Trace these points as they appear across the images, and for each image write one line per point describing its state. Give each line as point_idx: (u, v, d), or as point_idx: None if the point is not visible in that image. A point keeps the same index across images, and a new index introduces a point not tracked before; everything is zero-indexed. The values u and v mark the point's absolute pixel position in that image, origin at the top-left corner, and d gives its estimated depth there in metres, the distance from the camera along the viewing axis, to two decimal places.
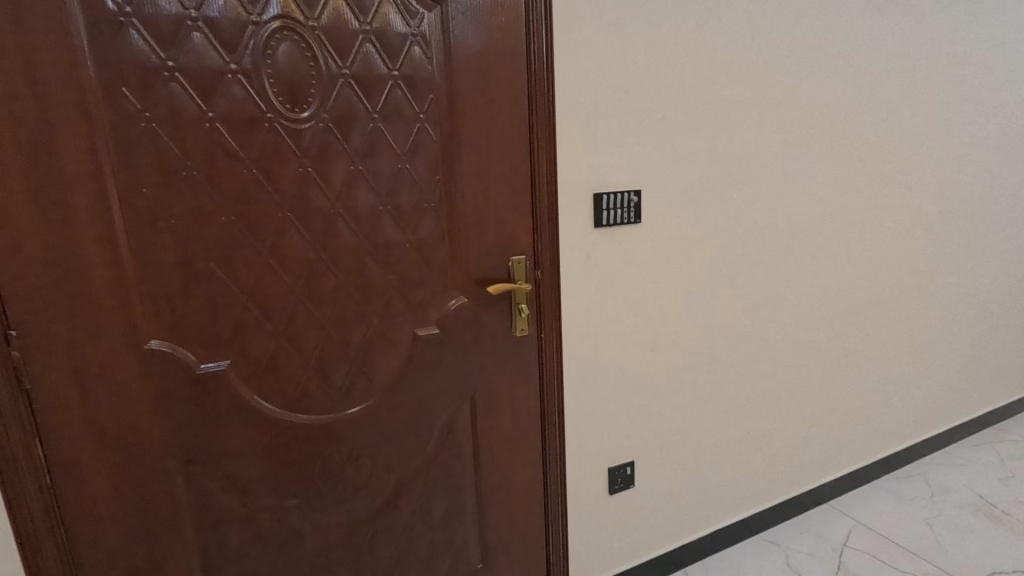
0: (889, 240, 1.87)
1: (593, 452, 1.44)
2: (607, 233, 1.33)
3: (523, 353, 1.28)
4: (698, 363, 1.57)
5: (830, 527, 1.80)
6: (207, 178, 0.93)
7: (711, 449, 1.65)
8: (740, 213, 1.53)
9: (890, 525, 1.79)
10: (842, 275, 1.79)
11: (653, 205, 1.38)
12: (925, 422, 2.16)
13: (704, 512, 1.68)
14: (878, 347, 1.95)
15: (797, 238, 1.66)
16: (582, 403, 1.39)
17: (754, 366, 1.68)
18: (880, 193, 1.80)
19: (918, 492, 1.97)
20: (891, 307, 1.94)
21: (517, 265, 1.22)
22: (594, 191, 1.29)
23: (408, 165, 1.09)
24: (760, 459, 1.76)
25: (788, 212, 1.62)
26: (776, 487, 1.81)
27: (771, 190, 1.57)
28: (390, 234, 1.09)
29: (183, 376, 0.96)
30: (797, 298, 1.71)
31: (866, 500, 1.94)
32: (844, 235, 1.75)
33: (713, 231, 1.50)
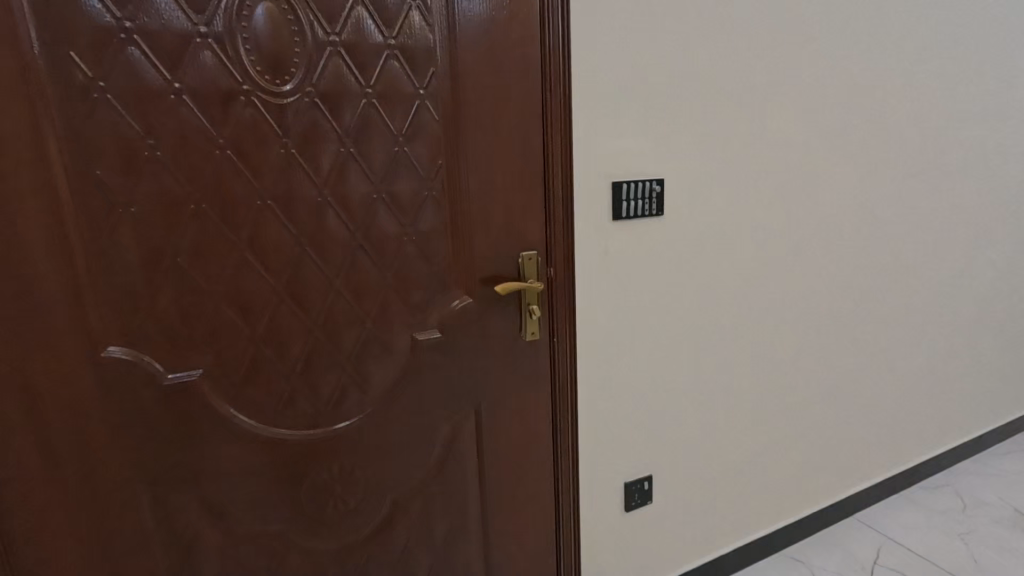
0: (921, 237, 1.75)
1: (608, 467, 1.32)
2: (626, 227, 1.21)
3: (533, 359, 1.16)
4: (720, 368, 1.45)
5: (858, 543, 1.68)
6: (174, 159, 0.80)
7: (733, 459, 1.53)
8: (767, 206, 1.41)
9: (922, 542, 1.67)
10: (871, 274, 1.67)
11: (675, 196, 1.26)
12: (954, 430, 2.04)
13: (723, 527, 1.56)
14: (906, 351, 1.83)
15: (825, 234, 1.54)
16: (596, 414, 1.27)
17: (778, 371, 1.56)
18: (912, 186, 1.67)
19: (949, 505, 1.85)
20: (920, 308, 1.82)
21: (529, 261, 1.09)
22: (614, 180, 1.17)
23: (406, 148, 0.96)
24: (784, 469, 1.64)
25: (816, 207, 1.50)
26: (800, 500, 1.69)
27: (800, 181, 1.45)
28: (385, 226, 0.97)
29: (148, 386, 0.84)
30: (824, 299, 1.59)
31: (895, 512, 1.82)
32: (874, 232, 1.63)
33: (738, 225, 1.37)
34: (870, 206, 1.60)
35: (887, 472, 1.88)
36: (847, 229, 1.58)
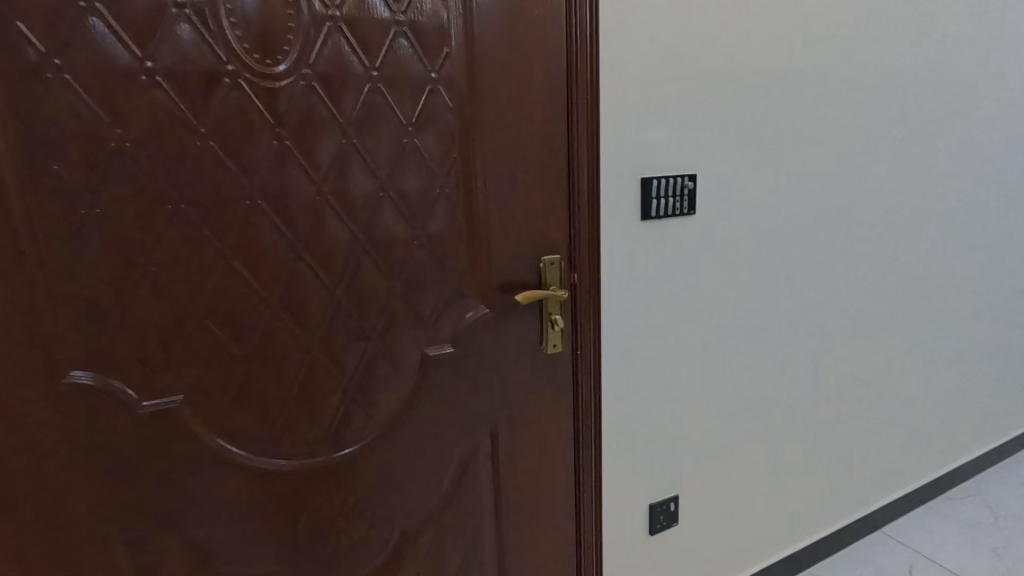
0: (954, 237, 1.65)
1: (631, 488, 1.21)
2: (655, 227, 1.10)
3: (554, 373, 1.05)
4: (748, 377, 1.34)
5: (888, 560, 1.59)
6: (148, 152, 0.69)
7: (760, 474, 1.43)
8: (800, 205, 1.31)
9: (956, 558, 1.59)
10: (903, 277, 1.57)
11: (707, 193, 1.15)
12: (981, 436, 1.95)
13: (748, 547, 1.46)
14: (937, 356, 1.74)
15: (858, 235, 1.44)
16: (620, 432, 1.16)
17: (808, 379, 1.46)
18: (947, 183, 1.58)
19: (979, 517, 1.76)
20: (951, 311, 1.73)
21: (552, 266, 0.98)
22: (643, 176, 1.06)
23: (416, 140, 0.85)
24: (812, 483, 1.55)
25: (850, 205, 1.40)
26: (828, 515, 1.60)
27: (835, 177, 1.35)
28: (393, 227, 0.85)
29: (122, 414, 0.73)
30: (855, 303, 1.49)
31: (924, 525, 1.73)
32: (907, 231, 1.54)
33: (770, 225, 1.27)
34: (905, 204, 1.51)
35: (915, 482, 1.79)
36: (880, 229, 1.48)
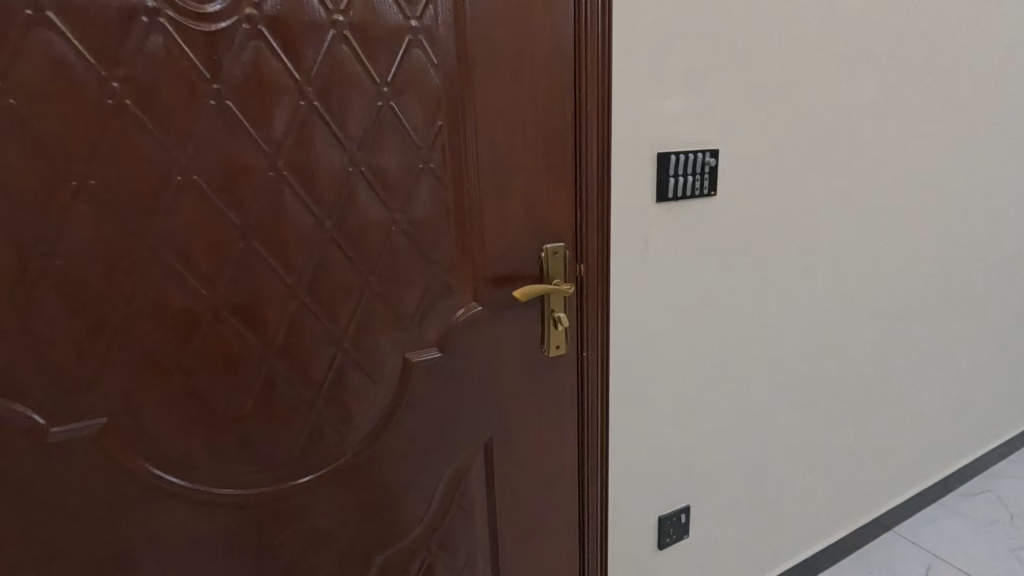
0: (978, 221, 1.53)
1: (638, 500, 1.10)
2: (671, 210, 0.96)
3: (557, 378, 0.92)
4: (765, 374, 1.23)
5: (902, 562, 1.51)
6: (44, 113, 0.53)
7: (774, 477, 1.33)
8: (823, 185, 1.18)
9: (973, 561, 1.51)
10: (926, 263, 1.45)
11: (728, 171, 1.02)
12: (996, 428, 1.86)
13: (758, 553, 1.37)
14: (955, 347, 1.63)
15: (880, 217, 1.32)
16: (628, 440, 1.05)
17: (825, 374, 1.36)
18: (974, 161, 1.46)
19: (994, 515, 1.67)
20: (972, 300, 1.62)
21: (555, 256, 0.85)
22: (659, 151, 0.92)
23: (393, 103, 0.70)
24: (826, 484, 1.45)
25: (874, 186, 1.27)
26: (840, 517, 1.50)
27: (860, 154, 1.22)
28: (366, 210, 0.71)
29: (29, 443, 0.59)
30: (876, 292, 1.38)
31: (938, 525, 1.64)
32: (933, 212, 1.42)
33: (792, 208, 1.14)
34: (931, 184, 1.39)
35: (929, 480, 1.70)
36: (904, 211, 1.36)
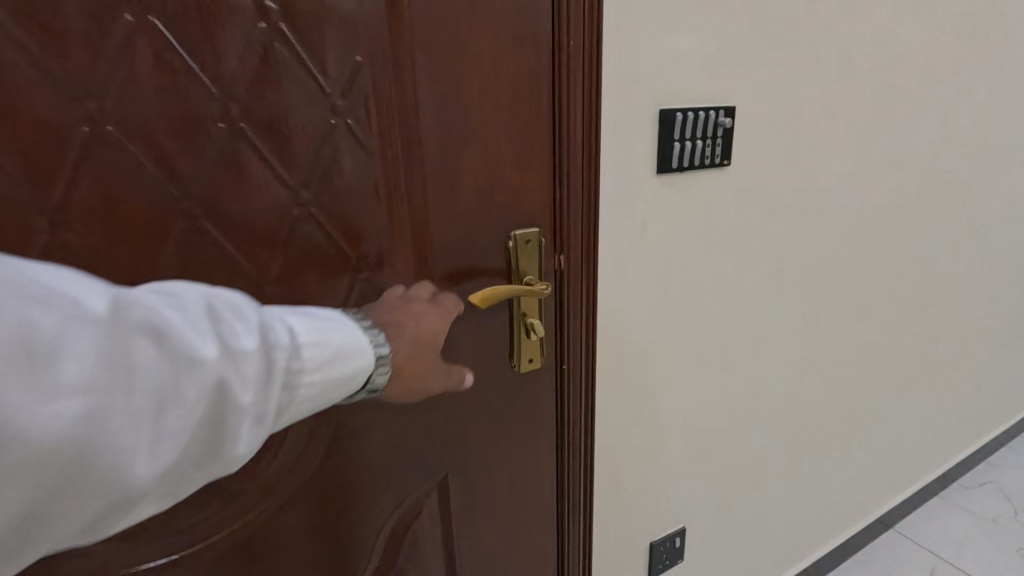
0: (1015, 189, 1.34)
1: (624, 525, 0.95)
2: (674, 183, 0.76)
3: (529, 396, 0.74)
4: (777, 373, 1.05)
5: (905, 565, 1.39)
6: None
7: (779, 483, 1.18)
8: (855, 147, 0.97)
9: (978, 561, 1.40)
10: (955, 238, 1.26)
11: (745, 134, 0.81)
12: (1005, 415, 1.74)
13: (754, 566, 1.23)
14: (975, 332, 1.47)
15: (914, 186, 1.11)
16: (615, 461, 0.88)
17: (842, 368, 1.18)
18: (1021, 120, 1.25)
19: (998, 509, 1.56)
20: (1000, 279, 1.44)
21: (527, 245, 0.65)
22: (661, 108, 0.71)
23: (285, 26, 0.47)
24: (835, 486, 1.31)
25: (911, 148, 1.07)
26: (842, 520, 1.37)
27: (898, 110, 1.01)
28: (256, 185, 0.49)
29: None
30: (901, 274, 1.19)
31: (940, 521, 1.52)
32: (970, 181, 1.22)
33: (817, 177, 0.94)
34: (973, 146, 1.18)
35: (934, 473, 1.57)
36: (943, 180, 1.16)
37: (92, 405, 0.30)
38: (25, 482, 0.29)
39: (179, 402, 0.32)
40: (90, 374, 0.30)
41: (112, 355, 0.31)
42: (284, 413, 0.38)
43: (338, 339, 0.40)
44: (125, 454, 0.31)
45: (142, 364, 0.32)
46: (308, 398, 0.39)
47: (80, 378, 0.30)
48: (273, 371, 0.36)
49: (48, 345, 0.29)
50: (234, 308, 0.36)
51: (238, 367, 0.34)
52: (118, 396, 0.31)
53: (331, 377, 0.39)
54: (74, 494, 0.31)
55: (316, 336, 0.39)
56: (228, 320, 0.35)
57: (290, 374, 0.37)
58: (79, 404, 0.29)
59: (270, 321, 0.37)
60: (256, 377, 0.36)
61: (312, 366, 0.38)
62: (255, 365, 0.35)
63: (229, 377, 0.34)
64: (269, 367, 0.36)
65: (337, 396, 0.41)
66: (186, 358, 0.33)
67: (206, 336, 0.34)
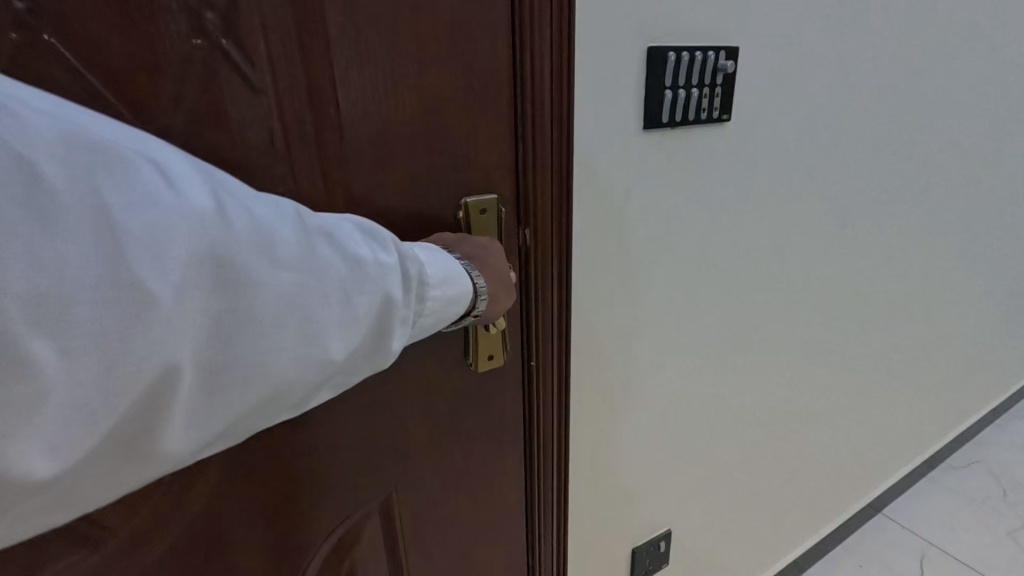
0: None
1: (604, 535, 0.84)
2: (663, 142, 0.63)
3: (490, 396, 0.62)
4: (782, 363, 0.92)
5: (895, 552, 1.33)
6: None
7: (778, 480, 1.07)
8: (884, 102, 0.82)
9: (969, 546, 1.34)
10: (978, 210, 1.13)
11: (755, 80, 0.66)
12: (993, 392, 1.67)
13: (746, 568, 1.13)
14: (981, 311, 1.36)
15: (943, 151, 0.96)
16: (594, 466, 0.77)
17: (853, 355, 1.05)
18: None
19: (986, 491, 1.51)
20: (1010, 253, 1.32)
21: (481, 217, 0.52)
22: (650, 47, 0.58)
23: None
24: (830, 476, 1.21)
25: (943, 103, 0.91)
26: (832, 509, 1.29)
27: (932, 59, 0.86)
28: None
29: None
30: (921, 251, 1.05)
31: (929, 504, 1.46)
32: (999, 143, 1.08)
33: (842, 139, 0.79)
34: (1005, 104, 1.03)
35: (922, 454, 1.51)
36: (970, 142, 1.01)
37: (297, 289, 0.29)
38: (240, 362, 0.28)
39: (355, 300, 0.32)
40: (297, 262, 0.30)
41: (310, 248, 0.31)
42: (413, 331, 0.38)
43: (446, 256, 0.41)
44: (325, 338, 0.31)
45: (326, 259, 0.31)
46: (433, 317, 0.39)
47: (289, 262, 0.29)
48: (414, 284, 0.36)
49: (264, 232, 0.29)
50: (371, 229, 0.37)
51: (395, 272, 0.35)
52: (314, 286, 0.30)
53: (450, 297, 0.40)
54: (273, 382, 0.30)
55: (435, 259, 0.39)
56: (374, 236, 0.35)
57: (423, 289, 0.37)
58: (296, 287, 0.29)
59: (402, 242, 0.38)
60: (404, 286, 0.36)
61: (437, 284, 0.39)
62: (403, 276, 0.35)
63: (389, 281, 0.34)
64: (412, 280, 0.36)
65: (448, 319, 0.41)
66: (358, 257, 0.33)
67: (367, 245, 0.34)
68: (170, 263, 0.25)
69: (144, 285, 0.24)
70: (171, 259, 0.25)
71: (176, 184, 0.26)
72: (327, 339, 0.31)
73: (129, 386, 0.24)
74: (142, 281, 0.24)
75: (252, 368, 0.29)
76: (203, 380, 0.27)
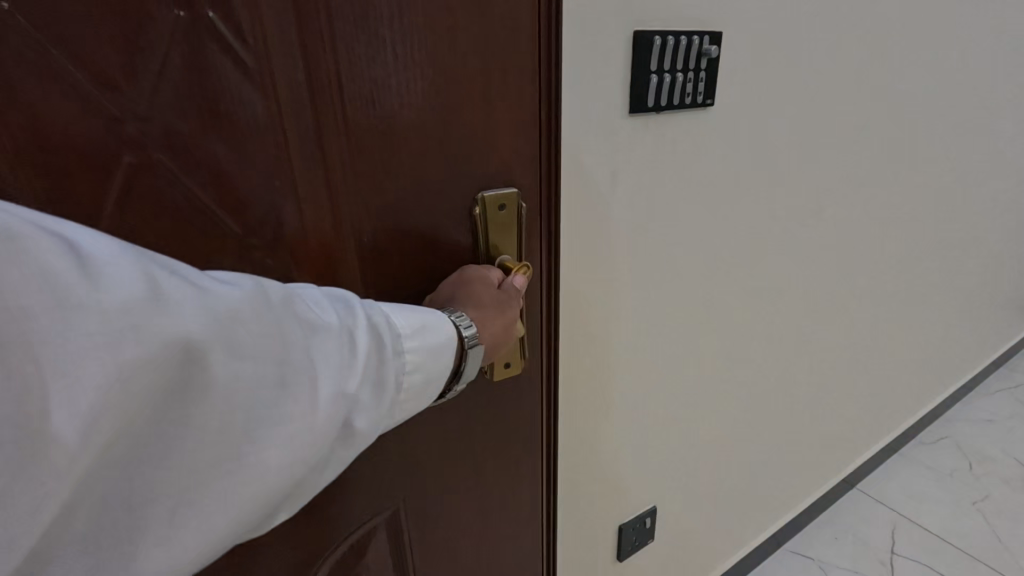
0: (998, 144, 1.27)
1: (593, 516, 0.86)
2: (649, 125, 0.63)
3: (507, 402, 0.60)
4: (756, 343, 0.96)
5: (870, 524, 1.36)
6: None
7: (756, 455, 1.11)
8: (851, 90, 0.85)
9: (937, 514, 1.38)
10: (940, 195, 1.18)
11: (734, 64, 0.67)
12: (966, 370, 1.73)
13: (727, 541, 1.18)
14: (951, 289, 1.42)
15: (908, 131, 1.00)
16: (584, 452, 0.79)
17: (821, 333, 1.10)
18: (1011, 65, 1.16)
19: (959, 463, 1.55)
20: (975, 235, 1.38)
21: (500, 213, 0.49)
22: (635, 31, 0.58)
23: None
24: (807, 452, 1.26)
25: (906, 93, 0.96)
26: (812, 484, 1.33)
27: (897, 49, 0.89)
28: (68, 114, 0.30)
29: None
30: (886, 234, 1.10)
31: (902, 475, 1.50)
32: (958, 132, 1.13)
33: (812, 122, 0.81)
34: (963, 93, 1.09)
35: (898, 430, 1.56)
36: (931, 132, 1.06)
37: (251, 370, 0.30)
38: (201, 448, 0.29)
39: (314, 376, 0.32)
40: (251, 337, 0.30)
41: (265, 317, 0.31)
42: (403, 390, 0.38)
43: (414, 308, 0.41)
44: (279, 417, 0.31)
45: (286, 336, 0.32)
46: (421, 374, 0.39)
47: (242, 345, 0.30)
48: (384, 346, 0.37)
49: (206, 312, 0.29)
50: (340, 299, 0.38)
51: (361, 328, 0.36)
52: (267, 365, 0.31)
53: (434, 347, 0.40)
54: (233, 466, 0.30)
55: (414, 322, 0.39)
56: (338, 306, 0.37)
57: (399, 342, 0.38)
58: (249, 369, 0.30)
59: (374, 309, 0.38)
60: (376, 343, 0.36)
61: (415, 348, 0.38)
62: (374, 342, 0.36)
63: (357, 340, 0.35)
64: (382, 334, 0.37)
65: (440, 381, 0.41)
66: (318, 326, 0.34)
67: (333, 312, 0.36)
68: (96, 362, 0.25)
69: (53, 400, 0.24)
70: (90, 364, 0.25)
71: (104, 275, 0.26)
72: (289, 415, 0.31)
73: (57, 498, 0.25)
74: (63, 385, 0.24)
75: (210, 457, 0.29)
76: (171, 464, 0.28)
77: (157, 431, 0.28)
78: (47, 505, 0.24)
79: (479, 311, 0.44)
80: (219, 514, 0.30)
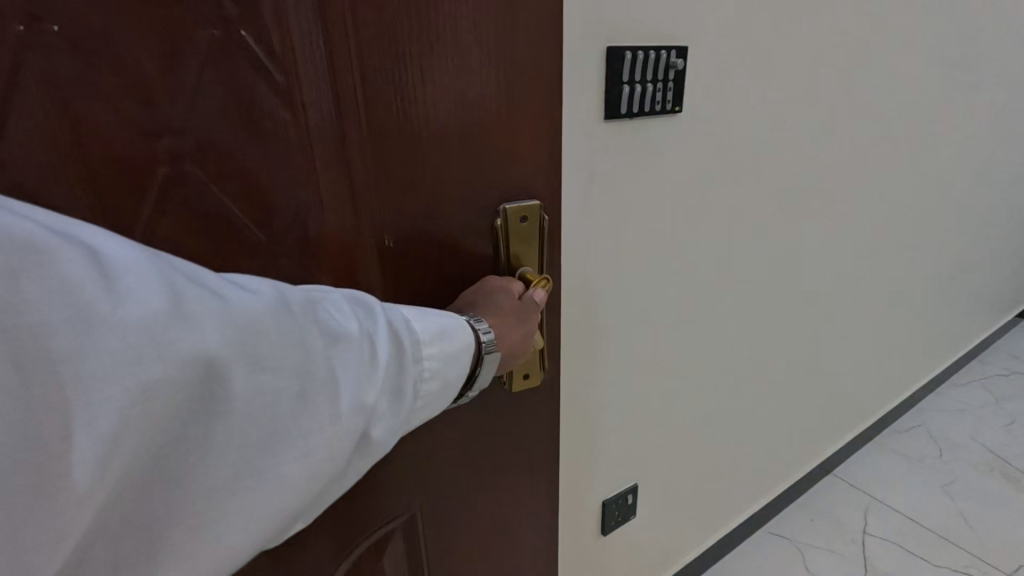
0: (949, 154, 1.37)
1: (579, 493, 0.91)
2: (624, 130, 0.68)
3: (522, 405, 0.62)
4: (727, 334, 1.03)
5: (845, 508, 1.48)
6: None
7: (731, 439, 1.19)
8: (810, 101, 0.92)
9: (906, 498, 1.50)
10: (898, 201, 1.27)
11: (699, 75, 0.73)
12: (932, 365, 1.84)
13: (704, 521, 1.25)
14: (915, 285, 1.51)
15: (864, 138, 1.09)
16: (570, 432, 0.83)
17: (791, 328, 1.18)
18: (958, 82, 1.26)
19: (924, 450, 1.67)
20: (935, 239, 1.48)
21: (522, 224, 0.51)
22: (609, 45, 0.62)
23: None
24: (781, 439, 1.35)
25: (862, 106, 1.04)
26: (785, 470, 1.42)
27: (851, 65, 0.97)
28: (115, 125, 0.31)
29: None
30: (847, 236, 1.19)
31: (873, 462, 1.63)
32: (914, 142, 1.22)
33: (774, 129, 0.88)
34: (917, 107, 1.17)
35: (870, 420, 1.66)
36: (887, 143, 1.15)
37: (274, 384, 0.29)
38: (227, 460, 0.28)
39: (337, 389, 0.32)
40: (273, 350, 0.29)
41: (289, 324, 0.31)
42: (422, 395, 0.38)
43: (431, 313, 0.41)
44: (304, 431, 0.30)
45: (309, 346, 0.31)
46: (440, 379, 0.39)
47: (263, 358, 0.29)
48: (404, 352, 0.36)
49: (228, 323, 0.28)
50: (355, 300, 0.37)
51: (382, 332, 0.36)
52: (289, 379, 0.30)
53: (451, 353, 0.40)
54: (258, 479, 0.29)
55: (430, 327, 0.39)
56: (355, 309, 0.36)
57: (419, 349, 0.38)
58: (269, 384, 0.29)
59: (390, 312, 0.38)
60: (396, 349, 0.36)
61: (431, 354, 0.39)
62: (393, 348, 0.36)
63: (378, 349, 0.35)
64: (402, 339, 0.37)
65: (458, 385, 0.41)
66: (340, 334, 0.33)
67: (352, 316, 0.35)
68: (118, 381, 0.24)
69: (74, 417, 0.23)
70: (109, 387, 0.24)
71: (123, 286, 0.25)
72: (313, 425, 0.31)
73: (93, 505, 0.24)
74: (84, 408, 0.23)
75: (234, 470, 0.28)
76: (200, 476, 0.27)
77: (181, 446, 0.27)
78: (76, 521, 0.24)
79: (499, 319, 0.47)
80: (248, 525, 0.29)
